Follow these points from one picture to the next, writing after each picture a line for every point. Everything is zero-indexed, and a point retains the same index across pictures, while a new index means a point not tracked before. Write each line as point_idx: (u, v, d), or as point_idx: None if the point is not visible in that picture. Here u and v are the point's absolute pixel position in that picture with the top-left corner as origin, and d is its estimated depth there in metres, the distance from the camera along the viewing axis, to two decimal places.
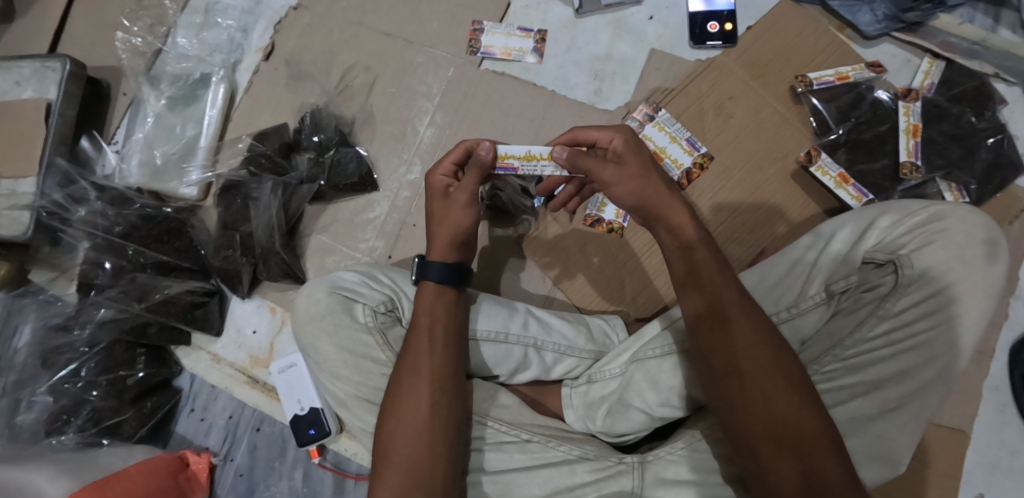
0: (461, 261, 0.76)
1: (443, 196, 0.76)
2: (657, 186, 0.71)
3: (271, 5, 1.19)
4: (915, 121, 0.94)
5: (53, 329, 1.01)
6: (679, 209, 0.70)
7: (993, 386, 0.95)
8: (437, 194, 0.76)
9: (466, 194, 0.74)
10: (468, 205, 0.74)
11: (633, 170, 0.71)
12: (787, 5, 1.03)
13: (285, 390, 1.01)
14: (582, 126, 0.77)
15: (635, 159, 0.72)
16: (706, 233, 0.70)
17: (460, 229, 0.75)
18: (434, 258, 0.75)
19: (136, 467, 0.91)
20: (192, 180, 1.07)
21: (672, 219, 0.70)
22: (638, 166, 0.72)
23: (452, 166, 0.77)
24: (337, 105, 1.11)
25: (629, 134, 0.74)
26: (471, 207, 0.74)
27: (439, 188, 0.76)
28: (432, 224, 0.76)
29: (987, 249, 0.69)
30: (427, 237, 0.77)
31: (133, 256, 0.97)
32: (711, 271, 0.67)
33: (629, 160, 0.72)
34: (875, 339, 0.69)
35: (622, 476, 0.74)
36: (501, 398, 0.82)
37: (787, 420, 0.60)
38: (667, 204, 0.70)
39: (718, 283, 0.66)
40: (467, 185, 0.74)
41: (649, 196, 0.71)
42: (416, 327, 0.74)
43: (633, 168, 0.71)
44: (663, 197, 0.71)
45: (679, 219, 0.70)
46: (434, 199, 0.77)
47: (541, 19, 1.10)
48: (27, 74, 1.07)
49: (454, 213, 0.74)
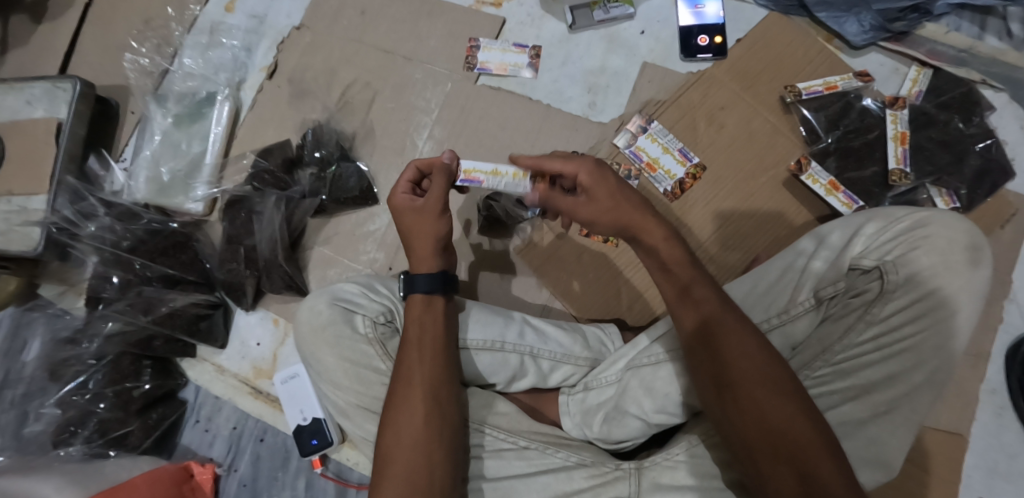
0: (446, 269, 0.79)
1: (412, 209, 0.77)
2: (630, 212, 0.75)
3: (274, 25, 1.22)
4: (902, 129, 0.96)
5: (62, 342, 1.04)
6: (652, 231, 0.74)
7: (989, 389, 0.95)
8: (406, 209, 0.77)
9: (438, 201, 0.76)
10: (443, 211, 0.77)
11: (607, 203, 0.75)
12: (776, 17, 1.06)
13: (288, 400, 1.03)
14: (546, 154, 0.77)
15: (603, 190, 0.75)
16: (685, 250, 0.73)
17: (440, 235, 0.77)
18: (421, 271, 0.78)
19: (142, 478, 0.93)
20: (197, 195, 1.10)
21: (647, 241, 0.74)
22: (608, 198, 0.75)
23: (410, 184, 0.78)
24: (339, 121, 1.14)
25: (593, 167, 0.75)
26: (446, 215, 0.77)
27: (405, 204, 0.77)
28: (409, 239, 0.78)
29: (971, 254, 0.70)
30: (406, 252, 0.79)
31: (139, 270, 0.99)
32: (692, 285, 0.70)
33: (599, 193, 0.75)
34: (864, 344, 0.70)
35: (619, 482, 0.75)
36: (499, 406, 0.84)
37: (779, 425, 0.61)
38: (644, 221, 0.75)
39: (700, 296, 0.69)
40: (439, 193, 0.75)
41: (625, 222, 0.75)
42: (406, 339, 0.76)
43: (604, 197, 0.75)
44: (639, 217, 0.75)
45: (654, 241, 0.74)
46: (405, 214, 0.77)
47: (536, 35, 1.13)
48: (38, 94, 1.11)
49: (430, 221, 0.76)
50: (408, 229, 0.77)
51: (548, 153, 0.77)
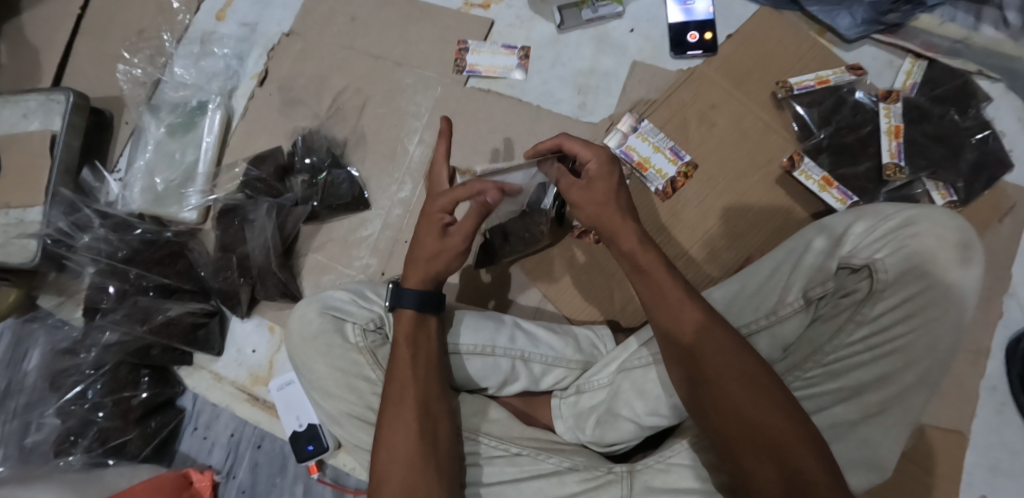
0: (435, 289, 0.79)
1: (440, 233, 0.77)
2: (612, 213, 0.73)
3: (265, 33, 1.23)
4: (896, 122, 0.94)
5: (61, 353, 1.05)
6: (630, 235, 0.72)
7: (990, 386, 0.94)
8: (433, 228, 0.77)
9: (464, 238, 0.77)
10: (464, 250, 0.78)
11: (602, 196, 0.74)
12: (766, 13, 1.05)
13: (284, 407, 1.05)
14: (569, 137, 0.77)
15: (602, 184, 0.74)
16: (660, 254, 0.72)
17: (447, 271, 0.79)
18: (409, 286, 0.79)
19: (141, 486, 0.93)
20: (191, 204, 1.10)
21: (623, 247, 0.72)
22: (603, 193, 0.74)
23: (453, 203, 0.77)
24: (330, 128, 1.14)
25: (605, 158, 0.75)
26: (463, 254, 0.78)
27: (436, 221, 0.77)
28: (417, 253, 0.78)
29: (960, 252, 0.70)
30: (406, 262, 0.80)
31: (135, 279, 1.00)
32: (665, 286, 0.69)
33: (598, 183, 0.74)
34: (855, 344, 0.69)
35: (612, 486, 0.74)
36: (491, 412, 0.84)
37: (760, 423, 0.60)
38: (621, 228, 0.73)
39: (672, 296, 0.68)
40: (468, 231, 0.76)
41: (605, 222, 0.74)
42: (397, 357, 0.76)
43: (599, 193, 0.74)
44: (620, 221, 0.73)
45: (631, 245, 0.72)
46: (430, 231, 0.77)
47: (525, 36, 1.12)
48: (33, 107, 1.11)
49: (450, 254, 0.77)
50: (425, 253, 0.78)
51: (570, 134, 0.78)
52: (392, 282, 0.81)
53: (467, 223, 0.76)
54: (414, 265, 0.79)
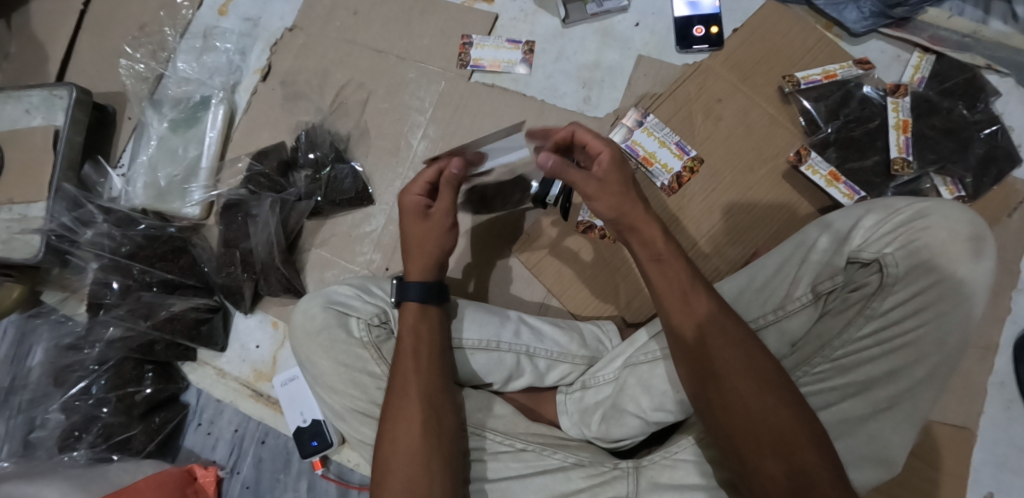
0: (439, 279, 0.79)
1: (422, 217, 0.78)
2: (632, 205, 0.71)
3: (268, 27, 1.22)
4: (904, 116, 0.93)
5: (65, 348, 1.05)
6: (649, 225, 0.70)
7: (998, 381, 0.93)
8: (413, 214, 0.78)
9: (447, 214, 0.78)
10: (449, 226, 0.78)
11: (615, 185, 0.71)
12: (773, 6, 1.03)
13: (288, 403, 1.04)
14: (583, 127, 0.76)
15: (617, 176, 0.72)
16: (676, 246, 0.70)
17: (442, 250, 0.78)
18: (412, 278, 0.78)
19: (145, 482, 0.93)
20: (194, 199, 1.10)
21: (639, 239, 0.71)
22: (619, 183, 0.71)
23: (426, 185, 0.79)
24: (333, 123, 1.13)
25: (617, 152, 0.73)
26: (452, 230, 0.79)
27: (416, 208, 0.78)
28: (407, 244, 0.78)
29: (972, 245, 0.69)
30: (402, 257, 0.79)
31: (139, 275, 1.00)
32: (679, 278, 0.68)
33: (611, 175, 0.72)
34: (864, 339, 0.69)
35: (617, 482, 0.74)
36: (496, 408, 0.83)
37: (766, 419, 0.60)
38: (642, 218, 0.70)
39: (684, 288, 0.67)
40: (449, 205, 0.78)
41: (627, 213, 0.71)
42: (401, 349, 0.76)
43: (615, 182, 0.71)
44: (643, 212, 0.71)
45: (651, 233, 0.70)
46: (412, 217, 0.78)
47: (529, 30, 1.12)
48: (35, 102, 1.11)
49: (437, 233, 0.78)
50: (416, 239, 0.78)
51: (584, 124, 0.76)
52: (396, 277, 0.81)
53: (445, 199, 0.77)
54: (412, 256, 0.78)
